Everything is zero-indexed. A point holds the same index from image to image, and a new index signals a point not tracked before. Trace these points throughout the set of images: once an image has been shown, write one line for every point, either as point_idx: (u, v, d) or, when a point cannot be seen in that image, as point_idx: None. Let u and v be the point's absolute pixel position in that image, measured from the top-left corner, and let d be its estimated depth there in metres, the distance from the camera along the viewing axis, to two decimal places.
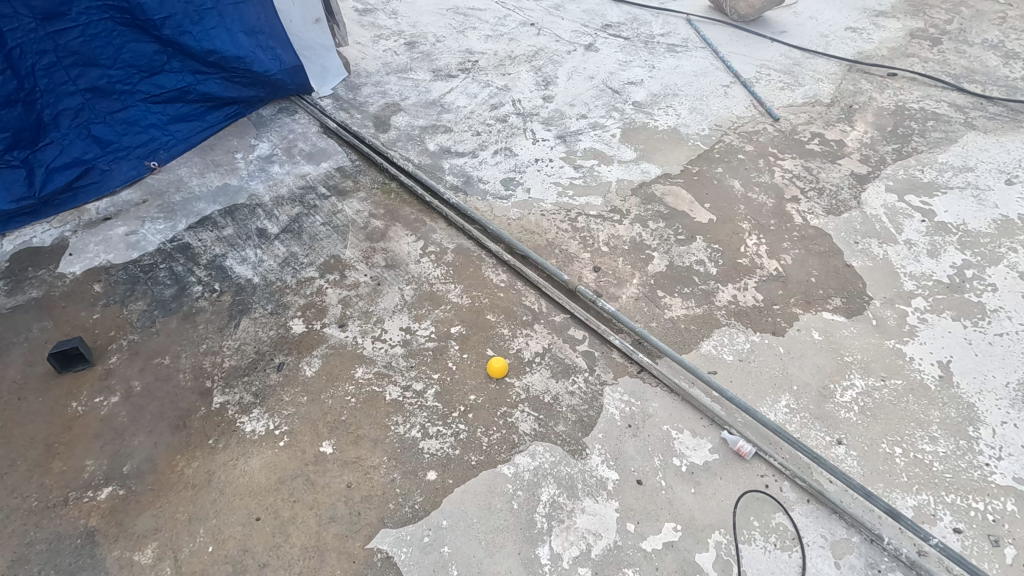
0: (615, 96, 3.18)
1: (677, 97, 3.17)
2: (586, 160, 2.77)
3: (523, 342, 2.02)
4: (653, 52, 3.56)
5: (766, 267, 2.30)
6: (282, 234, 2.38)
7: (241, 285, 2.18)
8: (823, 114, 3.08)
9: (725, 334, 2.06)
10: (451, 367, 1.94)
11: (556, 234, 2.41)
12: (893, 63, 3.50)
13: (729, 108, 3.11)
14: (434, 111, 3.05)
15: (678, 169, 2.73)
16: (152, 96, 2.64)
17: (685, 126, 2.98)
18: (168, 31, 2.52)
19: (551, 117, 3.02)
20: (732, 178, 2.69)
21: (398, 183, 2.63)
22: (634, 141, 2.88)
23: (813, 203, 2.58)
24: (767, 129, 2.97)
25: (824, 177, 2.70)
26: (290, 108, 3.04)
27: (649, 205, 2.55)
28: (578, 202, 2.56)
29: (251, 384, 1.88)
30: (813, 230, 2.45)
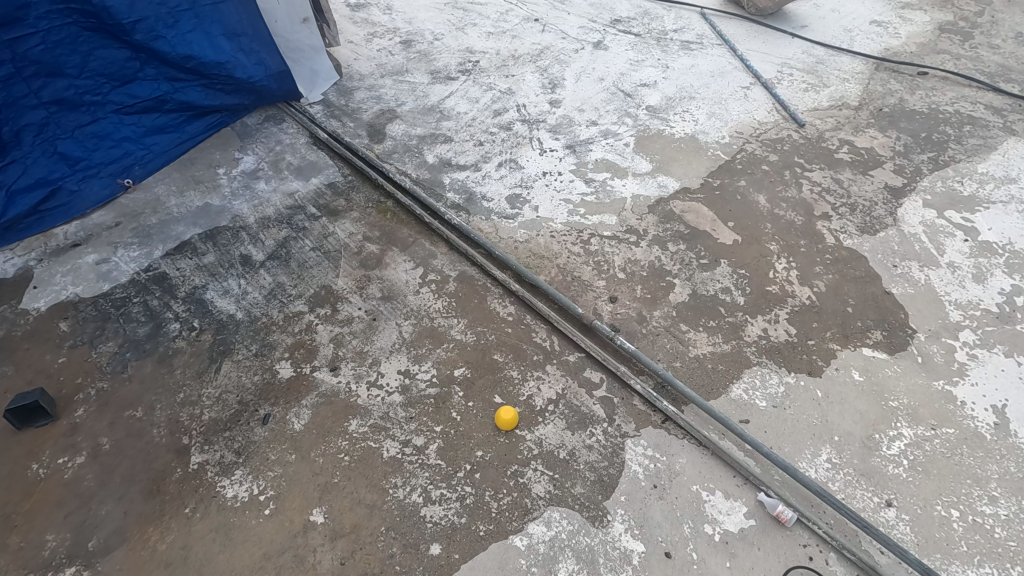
0: (627, 99, 2.95)
1: (694, 101, 2.95)
2: (598, 172, 2.56)
3: (535, 386, 1.83)
4: (666, 50, 3.33)
5: (798, 296, 2.10)
6: (268, 261, 2.18)
7: (222, 321, 1.98)
8: (852, 118, 2.86)
9: (757, 376, 1.87)
10: (455, 416, 1.76)
11: (567, 258, 2.21)
12: (923, 60, 3.26)
13: (750, 112, 2.89)
14: (432, 118, 2.82)
15: (698, 182, 2.52)
16: (125, 107, 2.41)
17: (704, 133, 2.76)
18: (139, 36, 2.28)
19: (559, 124, 2.80)
20: (757, 193, 2.48)
21: (395, 201, 2.42)
22: (649, 150, 2.67)
23: (846, 220, 2.37)
24: (792, 136, 2.75)
25: (856, 190, 2.49)
26: (277, 116, 2.81)
27: (668, 225, 2.34)
28: (590, 221, 2.35)
29: (233, 441, 1.69)
30: (847, 252, 2.25)
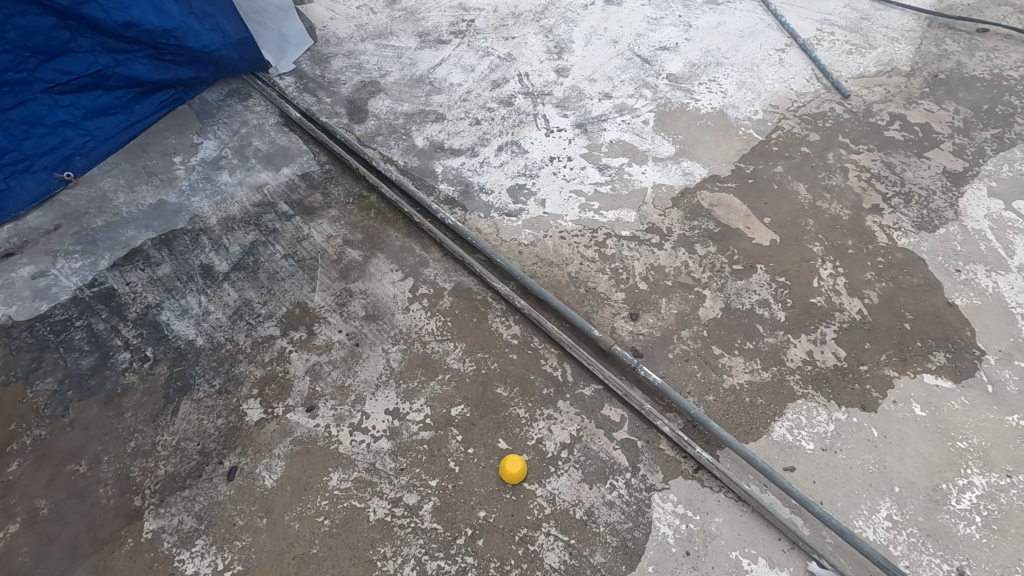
0: (644, 66, 2.57)
1: (721, 68, 2.56)
2: (614, 157, 2.22)
3: (546, 428, 1.58)
4: (688, 5, 2.90)
5: (847, 309, 1.82)
6: (234, 273, 1.87)
7: (180, 350, 1.70)
8: (903, 87, 2.49)
9: (802, 411, 1.62)
10: (452, 468, 1.51)
11: (580, 265, 1.91)
12: (982, 14, 2.85)
13: (786, 80, 2.51)
14: (421, 91, 2.45)
15: (729, 168, 2.19)
16: (56, 85, 2.01)
17: (734, 107, 2.40)
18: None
19: (568, 97, 2.43)
20: (797, 181, 2.15)
21: (380, 195, 2.09)
22: (671, 130, 2.31)
23: (899, 214, 2.06)
24: (835, 110, 2.39)
25: (910, 177, 2.16)
26: (242, 90, 2.44)
27: (695, 222, 2.03)
28: (606, 218, 2.04)
29: (195, 503, 1.44)
30: (901, 254, 1.95)
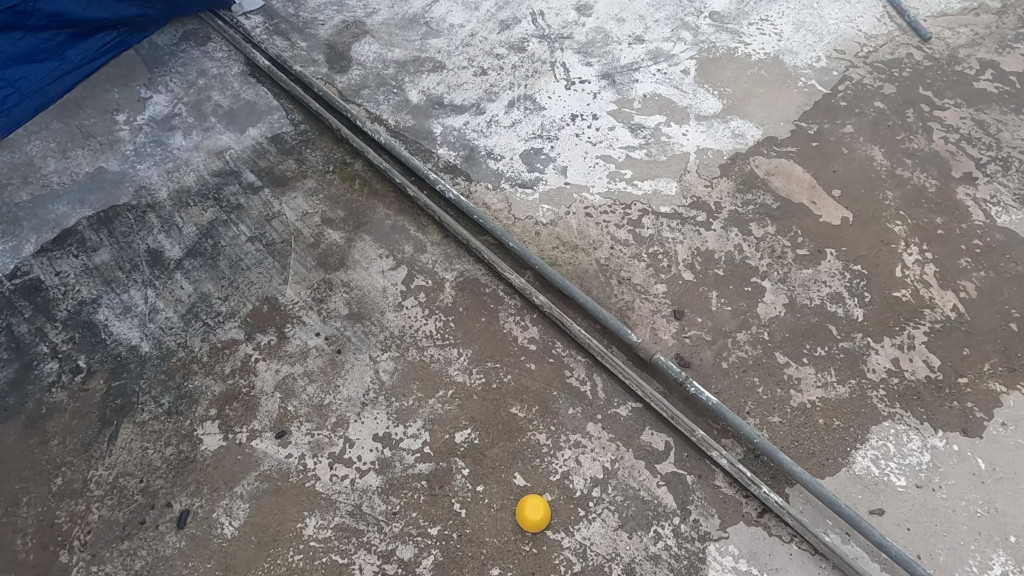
0: (682, 3, 2.14)
1: (775, 4, 2.14)
2: (648, 115, 1.84)
3: (573, 459, 1.28)
4: None
5: (939, 306, 1.48)
6: (187, 260, 1.53)
7: (120, 359, 1.38)
8: (994, 27, 2.07)
9: (889, 437, 1.31)
10: (458, 512, 1.21)
11: (610, 251, 1.57)
12: None
13: (853, 20, 2.09)
14: (415, 34, 2.04)
15: (788, 128, 1.81)
16: None
17: (792, 53, 1.99)
18: None
19: (591, 41, 2.02)
20: (871, 144, 1.78)
21: (366, 162, 1.72)
22: (717, 81, 1.92)
23: (997, 185, 1.69)
24: (914, 57, 1.98)
25: (1008, 139, 1.78)
26: (200, 33, 2.03)
27: (748, 195, 1.67)
28: (641, 190, 1.68)
29: (135, 559, 1.15)
30: (1002, 235, 1.60)
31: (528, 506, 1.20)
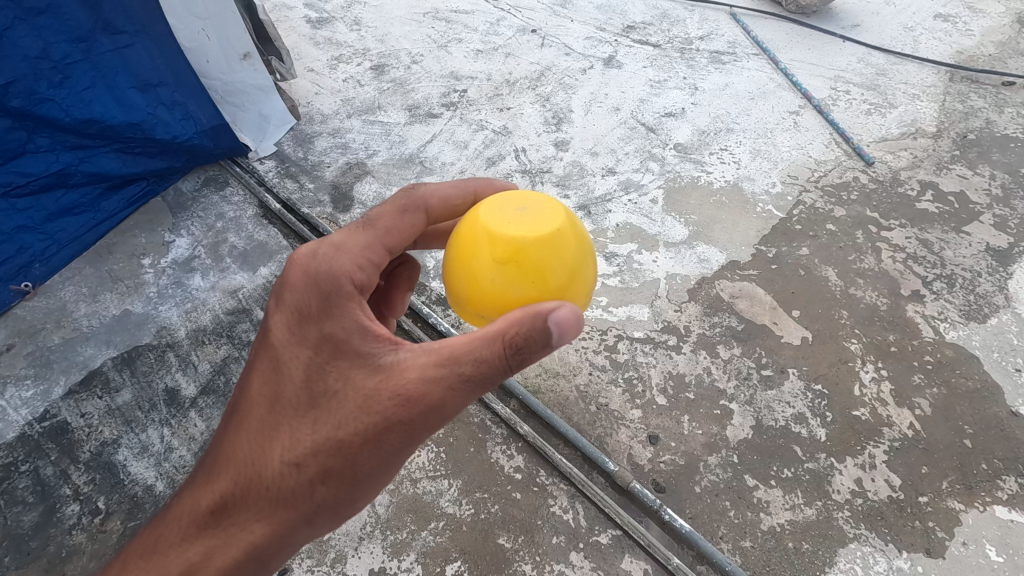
0: (650, 136, 2.39)
1: (733, 134, 2.39)
2: (622, 244, 2.02)
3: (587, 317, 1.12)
4: (693, 65, 2.73)
5: (898, 424, 1.59)
6: (202, 397, 1.68)
7: (136, 499, 1.50)
8: (932, 150, 2.31)
9: (857, 560, 1.38)
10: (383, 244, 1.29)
11: (588, 376, 1.70)
12: (1006, 67, 2.68)
13: (804, 148, 2.33)
14: (411, 173, 2.27)
15: (749, 252, 1.99)
16: (13, 188, 1.89)
17: (750, 180, 2.22)
18: (16, 100, 1.78)
19: (568, 175, 2.25)
20: (826, 265, 1.95)
21: None
22: (683, 209, 2.12)
23: (944, 301, 1.85)
24: (860, 179, 2.21)
25: (950, 256, 1.97)
26: (219, 179, 2.26)
27: (715, 318, 1.82)
28: (617, 316, 1.83)
29: None
30: (951, 351, 1.74)
31: (515, 221, 0.99)
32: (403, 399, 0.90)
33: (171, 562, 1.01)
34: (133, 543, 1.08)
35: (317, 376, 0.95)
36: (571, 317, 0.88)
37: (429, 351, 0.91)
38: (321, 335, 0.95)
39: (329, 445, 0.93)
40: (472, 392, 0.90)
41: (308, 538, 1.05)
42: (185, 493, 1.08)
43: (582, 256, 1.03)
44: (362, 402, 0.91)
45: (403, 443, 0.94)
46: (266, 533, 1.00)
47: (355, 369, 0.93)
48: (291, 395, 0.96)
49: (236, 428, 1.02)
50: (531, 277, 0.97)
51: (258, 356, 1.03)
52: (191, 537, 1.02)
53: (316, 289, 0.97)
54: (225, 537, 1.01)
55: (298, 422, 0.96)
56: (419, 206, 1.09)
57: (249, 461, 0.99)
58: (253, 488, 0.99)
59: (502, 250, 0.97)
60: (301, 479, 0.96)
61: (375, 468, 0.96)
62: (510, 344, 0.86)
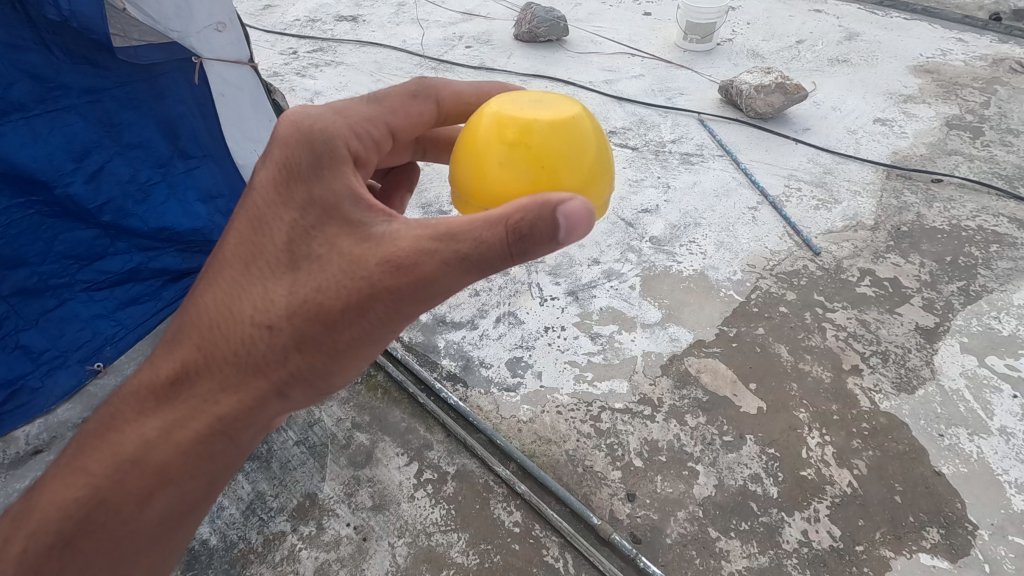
0: (629, 230, 2.79)
1: (699, 228, 2.79)
2: (604, 325, 2.37)
3: (602, 209, 1.25)
4: (666, 165, 3.17)
5: (838, 482, 1.88)
6: (248, 462, 1.98)
7: (194, 552, 1.79)
8: (870, 240, 2.70)
9: None
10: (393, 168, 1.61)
11: (576, 442, 2.00)
12: (936, 165, 3.11)
13: (761, 240, 2.72)
14: None
15: (713, 332, 2.33)
16: (94, 284, 2.27)
17: (714, 269, 2.59)
18: (107, 216, 2.19)
19: (559, 264, 2.62)
20: (779, 343, 2.29)
21: (386, 374, 2.22)
22: (657, 294, 2.48)
23: (879, 375, 2.17)
24: (808, 267, 2.58)
25: (885, 335, 2.30)
26: None
27: (684, 390, 2.14)
28: (600, 389, 2.15)
29: None
30: (884, 418, 2.04)
31: (525, 114, 1.13)
32: (391, 266, 1.08)
33: (131, 435, 1.24)
34: (91, 425, 1.30)
35: (304, 237, 1.14)
36: (581, 209, 0.99)
37: (425, 226, 1.08)
38: (315, 193, 1.14)
39: (306, 309, 1.14)
40: (464, 271, 1.07)
41: (272, 412, 1.30)
42: (140, 375, 1.30)
43: (591, 152, 1.16)
44: (348, 265, 1.11)
45: (379, 310, 1.13)
46: (232, 403, 1.23)
47: (336, 232, 1.13)
48: (275, 250, 1.16)
49: (213, 281, 1.21)
50: (540, 162, 1.10)
51: (241, 211, 1.22)
52: (153, 412, 1.24)
53: (312, 147, 1.16)
54: (190, 409, 1.23)
55: (279, 281, 1.16)
56: (429, 97, 1.35)
57: (227, 331, 1.19)
58: (227, 362, 1.21)
59: (511, 135, 1.12)
60: (276, 345, 1.18)
61: (342, 340, 1.18)
62: (515, 231, 1.00)
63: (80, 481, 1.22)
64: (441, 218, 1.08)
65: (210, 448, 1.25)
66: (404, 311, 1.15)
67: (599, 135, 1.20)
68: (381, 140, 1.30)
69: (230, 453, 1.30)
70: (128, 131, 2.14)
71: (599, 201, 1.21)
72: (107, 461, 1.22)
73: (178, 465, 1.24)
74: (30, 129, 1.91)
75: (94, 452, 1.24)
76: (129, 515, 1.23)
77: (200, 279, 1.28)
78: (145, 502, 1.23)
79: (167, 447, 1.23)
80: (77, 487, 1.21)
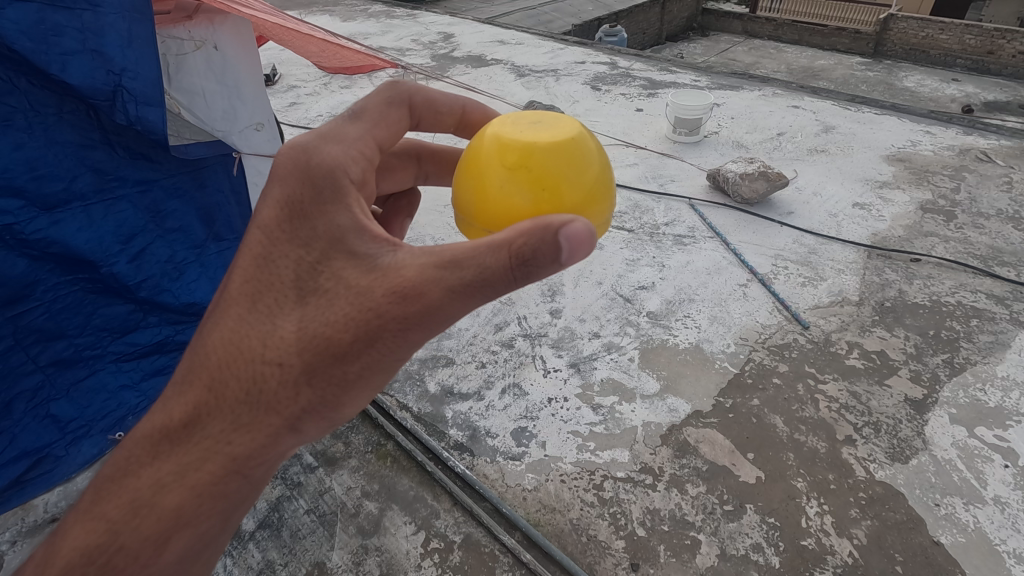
0: (626, 306, 2.95)
1: (693, 303, 2.95)
2: (605, 396, 2.47)
3: (601, 226, 1.35)
4: (661, 246, 3.39)
5: (839, 552, 1.92)
6: (259, 530, 2.03)
7: None
8: (856, 315, 2.85)
9: None
10: (394, 194, 1.75)
11: (580, 511, 2.05)
12: (913, 246, 3.32)
13: (752, 314, 2.87)
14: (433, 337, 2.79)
15: (709, 403, 2.43)
16: (123, 355, 2.41)
17: (709, 341, 2.73)
18: (144, 292, 2.40)
19: (561, 338, 2.76)
20: (773, 414, 2.37)
21: (396, 443, 2.30)
22: (655, 366, 2.61)
23: (873, 445, 2.24)
24: (798, 340, 2.72)
25: (876, 405, 2.39)
26: None
27: (684, 459, 2.21)
28: (602, 458, 2.22)
29: None
30: (880, 487, 2.10)
31: (528, 138, 1.24)
32: (400, 296, 1.13)
33: (144, 479, 1.20)
34: (103, 470, 1.25)
35: (312, 272, 1.18)
36: (582, 231, 1.06)
37: (430, 253, 1.13)
38: (318, 228, 1.19)
39: (316, 342, 1.17)
40: (469, 297, 1.12)
41: (285, 447, 1.29)
42: (151, 417, 1.28)
43: (589, 172, 1.26)
44: (356, 297, 1.15)
45: (389, 338, 1.16)
46: (243, 443, 1.22)
47: (345, 266, 1.17)
48: (285, 286, 1.19)
49: (220, 320, 1.24)
50: (540, 184, 1.21)
51: (245, 250, 1.25)
52: (164, 454, 1.22)
53: (311, 179, 1.21)
54: (203, 450, 1.21)
55: (290, 317, 1.19)
56: (402, 101, 1.46)
57: (238, 368, 1.21)
58: (238, 400, 1.21)
59: (511, 158, 1.22)
60: (287, 381, 1.20)
61: (353, 369, 1.20)
62: (518, 256, 1.06)
63: (97, 527, 1.17)
64: (445, 246, 1.14)
65: (226, 489, 1.23)
66: (413, 338, 1.18)
67: (597, 155, 1.30)
68: (373, 157, 1.35)
69: (245, 491, 1.28)
70: (171, 217, 2.44)
71: (599, 220, 1.30)
72: (123, 507, 1.18)
73: (193, 510, 1.21)
74: (89, 216, 2.14)
75: (109, 497, 1.20)
76: (148, 560, 1.18)
77: (206, 321, 1.30)
78: (161, 548, 1.20)
79: (181, 490, 1.20)
80: (93, 534, 1.17)
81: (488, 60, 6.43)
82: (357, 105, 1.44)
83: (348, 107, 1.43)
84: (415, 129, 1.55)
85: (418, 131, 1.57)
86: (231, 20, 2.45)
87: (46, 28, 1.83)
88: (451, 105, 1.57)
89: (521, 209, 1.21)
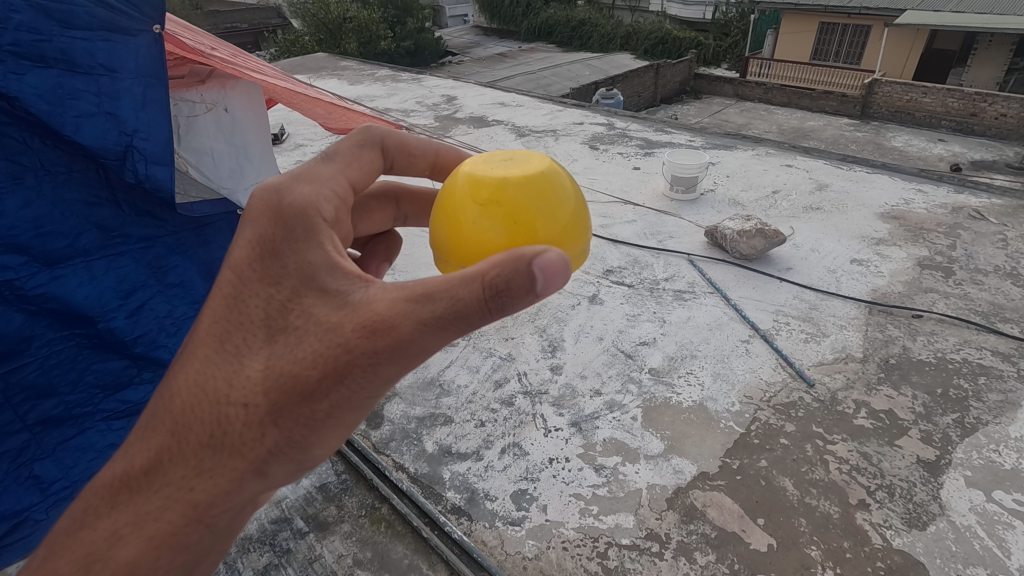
0: (628, 362, 2.91)
1: (696, 359, 2.92)
2: (608, 456, 2.39)
3: (579, 262, 1.35)
4: (661, 301, 3.39)
5: None
6: None
7: None
8: (861, 372, 2.81)
9: None
10: (375, 237, 1.75)
11: None
12: (914, 302, 3.32)
13: (755, 371, 2.83)
14: (432, 394, 2.73)
15: (716, 464, 2.35)
16: (114, 413, 2.36)
17: (713, 400, 2.68)
18: (139, 347, 2.38)
19: (562, 395, 2.71)
20: (784, 476, 2.29)
21: (391, 507, 2.22)
22: (659, 425, 2.54)
23: (887, 509, 2.16)
24: (804, 398, 2.66)
25: (887, 467, 2.32)
26: None
27: (691, 525, 2.12)
28: (606, 523, 2.13)
29: None
30: (898, 556, 2.00)
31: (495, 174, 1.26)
32: (369, 330, 1.10)
33: (100, 531, 1.14)
34: (60, 523, 1.20)
35: (281, 310, 1.16)
36: (556, 262, 1.06)
37: (402, 288, 1.11)
38: (290, 266, 1.18)
39: (283, 380, 1.14)
40: (441, 330, 1.10)
41: (251, 493, 1.23)
42: (111, 465, 1.22)
43: (565, 207, 1.27)
44: (326, 333, 1.12)
45: (359, 374, 1.13)
46: (205, 489, 1.17)
47: (316, 302, 1.15)
48: (255, 325, 1.17)
49: (187, 362, 1.21)
50: (513, 218, 1.21)
51: (215, 289, 1.23)
52: (123, 504, 1.17)
53: (283, 218, 1.20)
54: (162, 498, 1.16)
55: (258, 356, 1.17)
56: (374, 143, 1.48)
57: (202, 411, 1.17)
58: (202, 444, 1.17)
59: (483, 194, 1.24)
60: (252, 422, 1.16)
61: (321, 408, 1.17)
62: (491, 287, 1.05)
63: None
64: (418, 280, 1.12)
65: (187, 540, 1.18)
66: (385, 373, 1.15)
67: (572, 190, 1.31)
68: (347, 196, 1.36)
69: (209, 541, 1.22)
70: (172, 272, 2.47)
71: (575, 254, 1.30)
72: (75, 562, 1.11)
73: (151, 563, 1.15)
74: (90, 271, 2.14)
75: (63, 552, 1.13)
76: None
77: (174, 363, 1.27)
78: None
79: (138, 542, 1.14)
80: None
81: (488, 122, 6.66)
82: (330, 148, 1.47)
83: (323, 150, 1.45)
84: (388, 172, 1.57)
85: (391, 174, 1.58)
86: (243, 86, 2.61)
87: (63, 92, 1.88)
88: (425, 148, 1.58)
89: (495, 243, 1.21)
